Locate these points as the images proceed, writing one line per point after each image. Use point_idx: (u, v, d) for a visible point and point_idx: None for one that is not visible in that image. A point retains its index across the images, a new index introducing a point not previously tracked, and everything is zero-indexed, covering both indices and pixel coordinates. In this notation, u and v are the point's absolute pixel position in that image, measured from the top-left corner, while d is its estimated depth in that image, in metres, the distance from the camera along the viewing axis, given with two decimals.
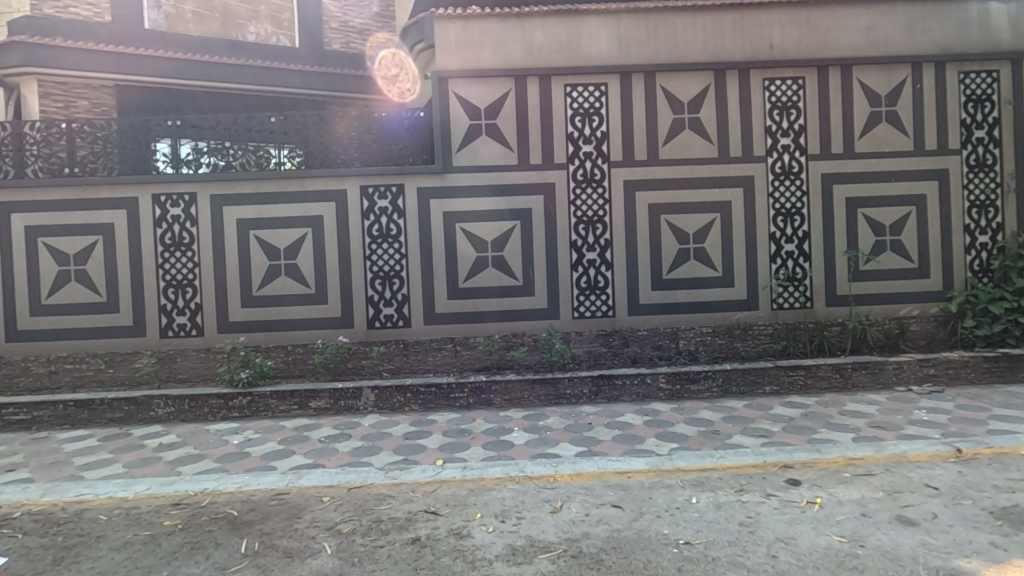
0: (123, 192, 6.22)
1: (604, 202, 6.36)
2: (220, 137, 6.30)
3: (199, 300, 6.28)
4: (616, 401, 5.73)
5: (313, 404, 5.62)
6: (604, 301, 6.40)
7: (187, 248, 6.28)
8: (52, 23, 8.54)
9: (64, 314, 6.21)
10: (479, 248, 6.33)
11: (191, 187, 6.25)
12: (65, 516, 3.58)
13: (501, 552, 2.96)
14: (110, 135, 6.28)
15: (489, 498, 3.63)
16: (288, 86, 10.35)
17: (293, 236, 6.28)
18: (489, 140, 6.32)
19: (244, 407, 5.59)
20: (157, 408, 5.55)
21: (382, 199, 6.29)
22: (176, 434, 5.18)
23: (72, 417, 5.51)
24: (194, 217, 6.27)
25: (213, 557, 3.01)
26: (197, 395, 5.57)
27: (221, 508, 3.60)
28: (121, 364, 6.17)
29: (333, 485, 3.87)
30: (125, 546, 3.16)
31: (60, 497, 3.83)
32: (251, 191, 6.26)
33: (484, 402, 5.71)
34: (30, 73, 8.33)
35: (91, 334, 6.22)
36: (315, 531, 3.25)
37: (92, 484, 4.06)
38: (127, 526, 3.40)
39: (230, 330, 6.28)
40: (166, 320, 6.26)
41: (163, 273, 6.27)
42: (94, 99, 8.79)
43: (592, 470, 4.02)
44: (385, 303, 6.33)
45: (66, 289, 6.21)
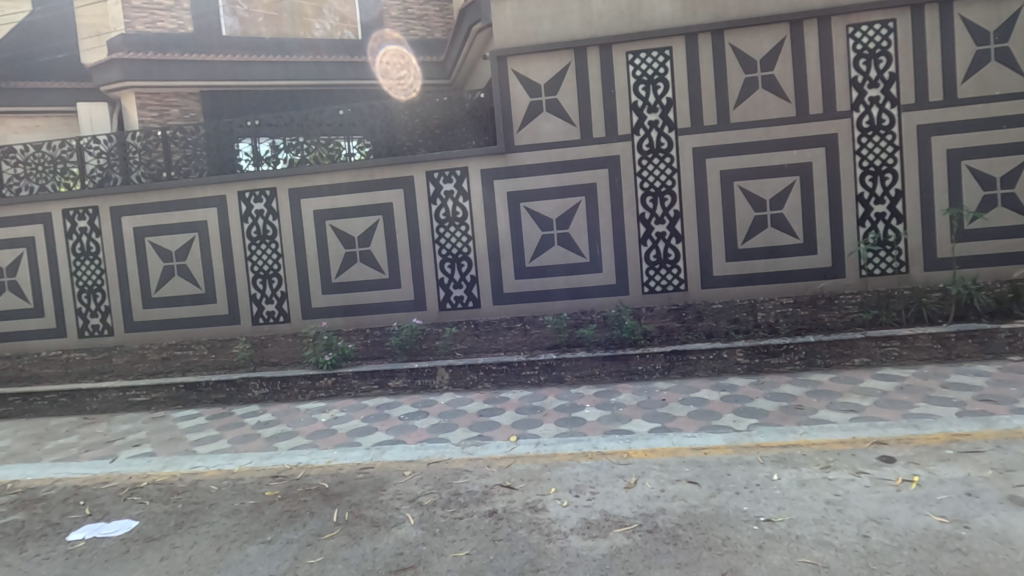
0: (213, 191, 6.72)
1: (672, 171, 6.13)
2: (295, 133, 6.63)
3: (284, 288, 6.72)
4: (691, 376, 5.60)
5: (392, 383, 5.90)
6: (675, 275, 6.22)
7: (271, 240, 6.69)
8: (144, 39, 9.24)
9: (171, 305, 6.86)
10: (544, 226, 6.32)
11: (271, 182, 6.63)
12: (183, 486, 4.00)
13: (576, 525, 3.01)
14: (198, 138, 6.78)
15: (563, 473, 3.69)
16: (352, 78, 10.57)
17: (365, 225, 6.55)
18: (550, 116, 6.24)
19: (330, 387, 5.96)
20: (254, 389, 6.04)
21: (447, 183, 6.40)
22: (271, 413, 5.62)
23: (183, 398, 6.12)
24: (275, 211, 6.67)
25: (309, 524, 3.26)
26: (287, 377, 6.00)
27: (313, 480, 3.88)
28: (221, 350, 6.72)
29: (413, 459, 4.08)
30: (235, 513, 3.49)
31: (177, 469, 4.29)
32: (325, 183, 6.56)
33: (555, 379, 5.76)
34: (129, 86, 9.12)
35: (194, 323, 6.83)
36: (399, 502, 3.44)
37: (203, 458, 4.51)
38: (235, 495, 3.76)
39: (313, 315, 6.68)
40: (257, 308, 6.75)
41: (252, 264, 6.74)
42: (182, 106, 9.47)
43: (667, 446, 3.97)
44: (455, 285, 6.48)
45: (171, 283, 6.84)
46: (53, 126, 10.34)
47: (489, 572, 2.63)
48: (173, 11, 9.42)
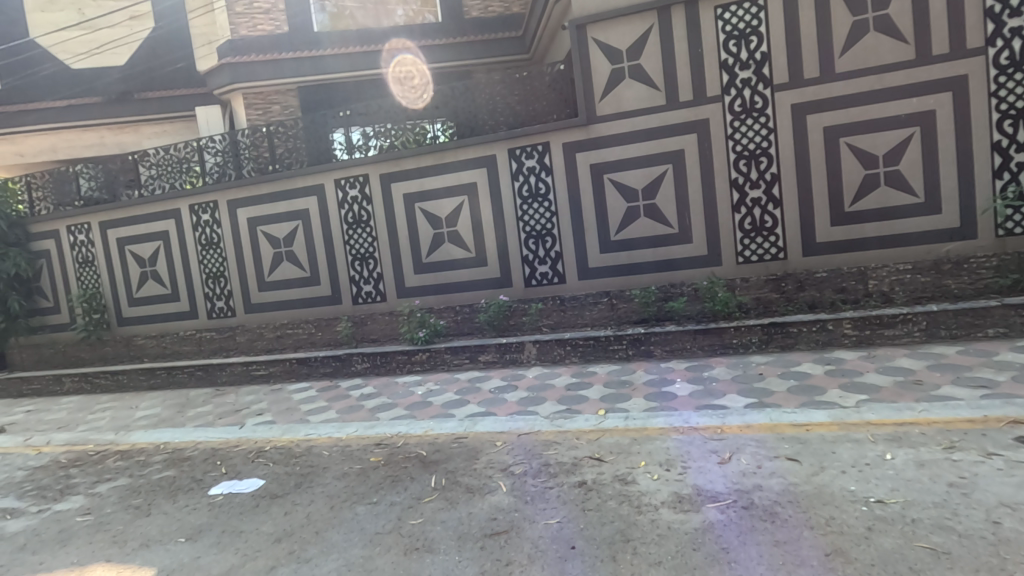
0: (312, 180, 7.20)
1: (768, 132, 5.71)
2: (383, 120, 6.93)
3: (380, 269, 7.10)
4: (791, 350, 5.29)
5: (482, 357, 6.12)
6: (773, 243, 5.84)
7: (366, 224, 7.08)
8: (248, 43, 9.96)
9: (282, 288, 7.50)
10: (629, 197, 6.16)
11: (363, 169, 6.99)
12: (300, 450, 4.43)
13: (667, 499, 2.98)
14: (298, 132, 7.30)
15: (653, 447, 3.65)
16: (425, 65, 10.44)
17: (451, 205, 6.74)
18: (633, 82, 6.02)
19: (425, 361, 6.29)
20: (356, 363, 6.51)
21: (530, 159, 6.40)
22: (372, 386, 6.04)
23: (296, 371, 6.73)
24: (368, 197, 7.03)
25: (410, 488, 3.49)
26: (386, 352, 6.40)
27: (412, 448, 4.14)
28: (325, 328, 7.23)
29: (504, 431, 4.22)
30: (345, 476, 3.82)
31: (295, 436, 4.75)
32: (413, 166, 6.80)
33: (644, 353, 5.67)
34: (237, 89, 9.93)
35: (302, 303, 7.44)
36: (492, 471, 3.59)
37: (316, 426, 4.95)
38: (344, 460, 4.10)
39: (407, 294, 7.02)
40: (356, 289, 7.21)
41: (350, 248, 7.19)
42: (283, 103, 10.12)
43: (764, 422, 3.81)
44: (540, 262, 6.52)
45: (281, 267, 7.47)
46: (177, 130, 11.45)
47: (580, 539, 2.67)
48: (271, 14, 10.04)
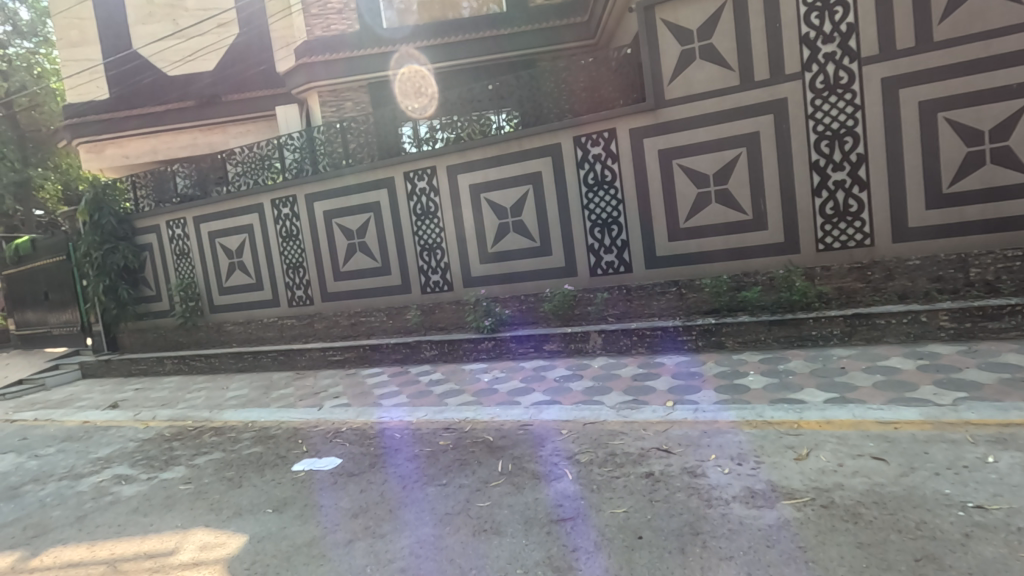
0: (383, 173, 7.45)
1: (854, 109, 5.33)
2: (450, 113, 7.07)
3: (447, 259, 7.26)
4: (877, 343, 4.96)
5: (547, 346, 6.17)
6: (858, 229, 5.47)
7: (434, 216, 7.26)
8: (322, 42, 10.22)
9: (355, 278, 7.85)
10: (700, 183, 5.95)
11: (431, 161, 7.15)
12: (374, 432, 4.65)
13: (739, 493, 2.89)
14: (369, 127, 7.59)
15: (724, 440, 3.54)
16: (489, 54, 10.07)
17: (517, 195, 6.77)
18: (704, 63, 5.78)
19: (490, 350, 6.42)
20: (425, 350, 6.74)
21: (595, 146, 6.32)
22: (441, 372, 6.24)
23: (369, 357, 7.06)
24: (436, 188, 7.19)
25: (478, 472, 3.58)
26: (453, 340, 6.59)
27: (480, 434, 4.24)
28: (396, 316, 7.50)
29: (570, 419, 4.24)
30: (415, 457, 3.97)
31: (369, 418, 4.99)
32: (478, 157, 6.89)
33: (714, 344, 5.51)
34: (313, 88, 10.24)
35: (375, 292, 7.75)
36: (557, 458, 3.62)
37: (388, 409, 5.18)
38: (415, 443, 4.27)
39: (473, 284, 7.15)
40: (425, 279, 7.42)
41: (418, 238, 7.40)
42: (355, 99, 10.31)
43: (846, 418, 3.60)
44: (605, 251, 6.45)
45: (354, 258, 7.81)
46: (260, 129, 11.82)
47: (647, 530, 2.65)
48: (343, 13, 10.28)
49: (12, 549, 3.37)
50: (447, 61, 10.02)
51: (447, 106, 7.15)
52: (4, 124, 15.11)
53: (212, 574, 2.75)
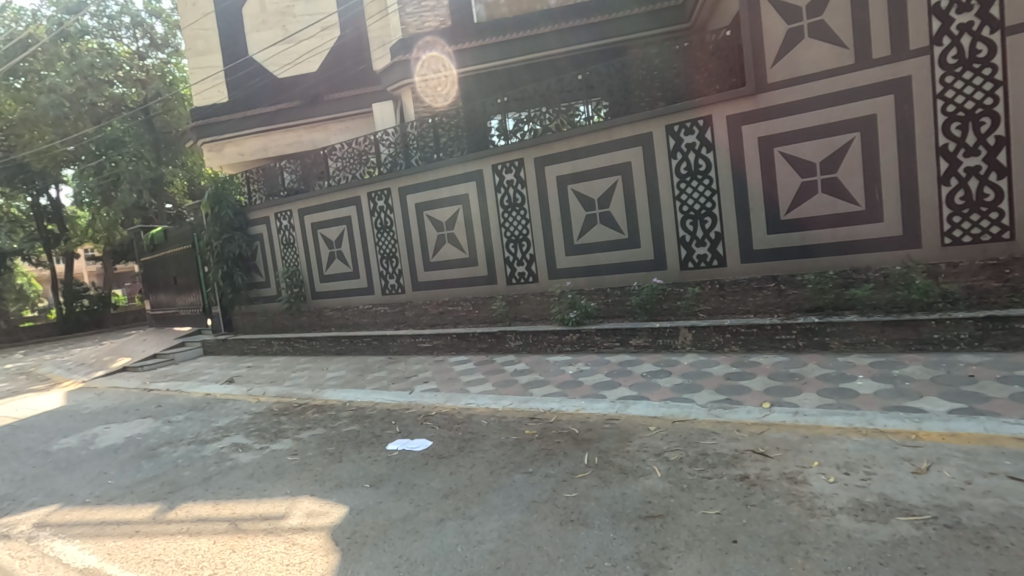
0: (471, 167, 7.61)
1: (994, 86, 4.72)
2: (539, 105, 7.08)
3: (533, 251, 7.30)
4: (1014, 350, 4.43)
5: (634, 340, 6.09)
6: (994, 221, 4.86)
7: (521, 207, 7.31)
8: (417, 39, 10.48)
9: (444, 269, 8.11)
10: (805, 171, 5.55)
11: (519, 153, 7.21)
12: (462, 418, 4.80)
13: (846, 505, 2.70)
14: (459, 121, 7.77)
15: (829, 447, 3.31)
16: (580, 44, 9.53)
17: (605, 186, 6.66)
18: (813, 42, 5.36)
19: (575, 342, 6.45)
20: (511, 340, 6.90)
21: (689, 135, 6.08)
22: (526, 363, 6.33)
23: (457, 345, 7.33)
24: (523, 180, 7.23)
25: (564, 463, 3.60)
26: (538, 331, 6.68)
27: (565, 425, 4.25)
28: (482, 306, 7.68)
29: (658, 416, 4.14)
30: (502, 445, 4.05)
31: (456, 404, 5.16)
32: (566, 148, 6.85)
33: (817, 345, 5.17)
34: (405, 85, 10.53)
35: (462, 283, 7.96)
36: (645, 454, 3.55)
37: (475, 396, 5.32)
38: (501, 430, 4.36)
39: (558, 276, 7.13)
40: (511, 270, 7.51)
41: (505, 230, 7.50)
42: (445, 94, 10.42)
43: (976, 432, 3.23)
44: (697, 243, 6.20)
45: (443, 249, 8.07)
46: (358, 127, 12.45)
47: (742, 534, 2.54)
48: (437, 11, 10.46)
49: (152, 501, 3.84)
50: (535, 53, 9.66)
51: (536, 98, 7.16)
52: (141, 127, 17.02)
53: (317, 540, 2.97)
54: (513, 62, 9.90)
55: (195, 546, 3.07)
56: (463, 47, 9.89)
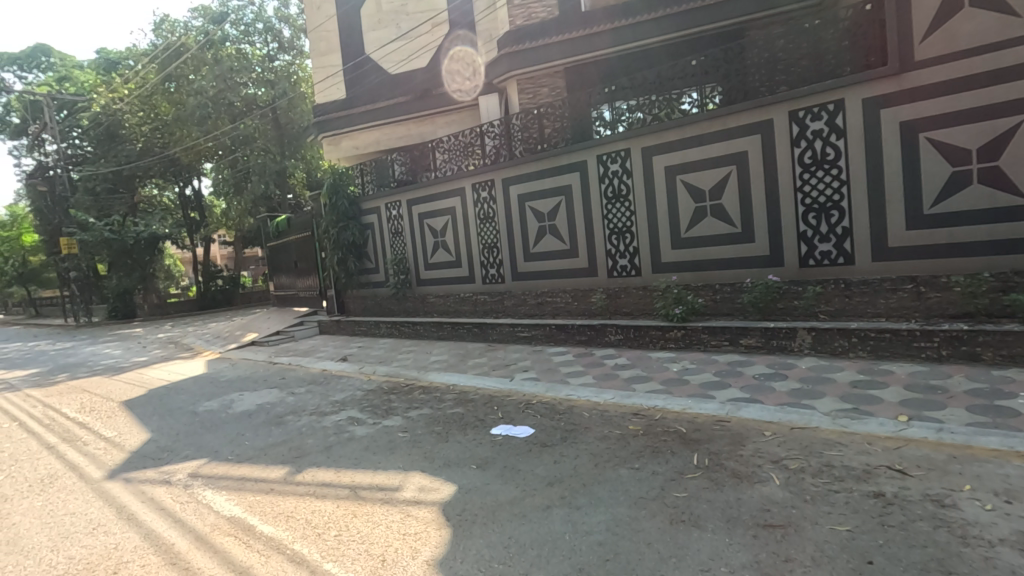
0: (576, 157, 7.56)
1: None
2: (648, 93, 6.88)
3: (636, 244, 7.11)
4: None
5: (745, 340, 5.79)
6: None
7: (625, 199, 7.14)
8: (525, 30, 10.22)
9: (544, 260, 8.14)
10: (957, 160, 4.93)
11: (625, 143, 7.04)
12: (563, 408, 4.82)
13: (1009, 537, 2.38)
14: (565, 112, 7.73)
15: (983, 471, 2.94)
16: (681, 30, 9.04)
17: (718, 177, 6.34)
18: (975, 12, 4.74)
19: (680, 339, 6.26)
20: (611, 334, 6.83)
21: (816, 121, 5.62)
22: (627, 357, 6.24)
23: (555, 336, 7.37)
24: (629, 170, 7.06)
25: (672, 461, 3.50)
26: (640, 325, 6.55)
27: (671, 424, 4.14)
28: (582, 299, 7.64)
29: (774, 421, 3.90)
30: (605, 438, 4.02)
31: (557, 394, 5.20)
32: (676, 137, 6.60)
33: (964, 355, 4.62)
34: (513, 77, 10.37)
35: (562, 274, 7.96)
36: (761, 460, 3.36)
37: (575, 388, 5.31)
38: (604, 424, 4.32)
39: (663, 270, 6.91)
40: (612, 263, 7.39)
41: (608, 222, 7.37)
42: (551, 85, 10.49)
43: None
44: (821, 239, 5.73)
45: (544, 240, 8.10)
46: (464, 119, 12.63)
47: (879, 556, 2.33)
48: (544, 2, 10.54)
49: (283, 464, 4.23)
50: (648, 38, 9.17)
51: (645, 86, 6.96)
52: (269, 125, 18.69)
53: (430, 513, 3.13)
54: (625, 49, 9.50)
55: (321, 508, 3.35)
56: (573, 36, 9.53)
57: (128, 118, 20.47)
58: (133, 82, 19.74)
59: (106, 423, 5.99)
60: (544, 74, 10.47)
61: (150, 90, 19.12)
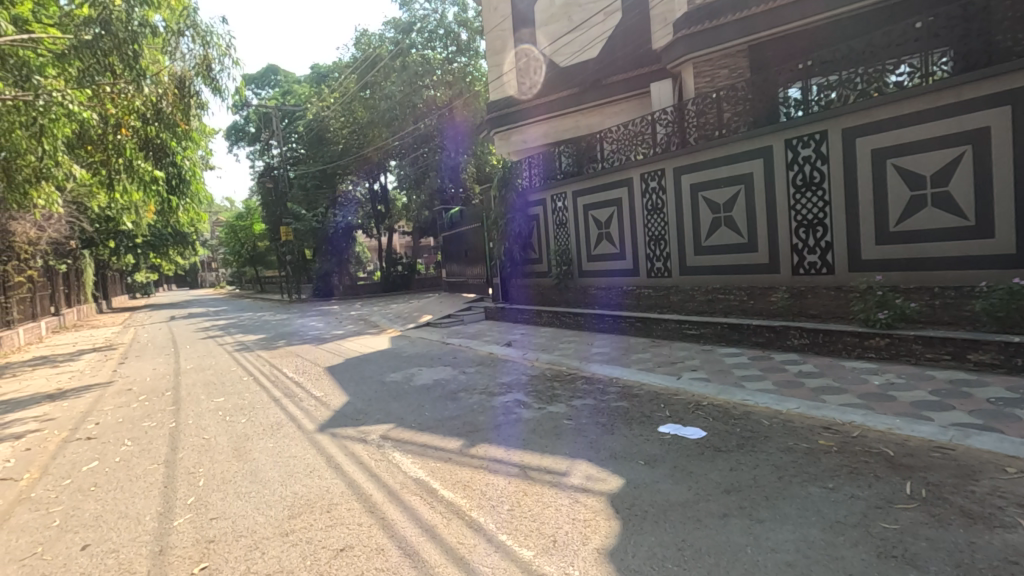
0: (759, 143, 6.92)
1: None
2: (853, 66, 6.06)
3: (830, 238, 6.31)
4: None
5: (973, 356, 4.84)
6: None
7: (818, 187, 6.35)
8: (706, 9, 9.57)
9: (718, 254, 7.64)
10: None
11: (822, 124, 6.25)
12: (738, 413, 4.49)
13: None
14: (748, 93, 7.13)
15: None
16: None
17: (945, 160, 5.35)
18: None
19: (883, 348, 5.44)
20: (794, 338, 6.18)
21: None
22: (814, 364, 5.59)
23: (727, 336, 6.90)
24: (825, 155, 6.26)
25: (877, 487, 3.04)
26: (832, 330, 5.83)
27: (874, 444, 3.61)
28: (759, 297, 7.01)
29: (1020, 457, 3.19)
30: (791, 451, 3.64)
31: (730, 398, 4.86)
32: (890, 115, 5.68)
33: None
34: (690, 60, 9.83)
35: (737, 270, 7.39)
36: (1003, 502, 2.77)
37: (752, 393, 4.91)
38: (788, 435, 3.92)
39: (864, 268, 6.06)
40: (798, 259, 6.67)
41: (795, 213, 6.64)
42: (732, 65, 9.49)
43: None
44: None
45: (718, 232, 7.59)
46: (634, 108, 12.40)
47: None
48: None
49: (457, 436, 4.57)
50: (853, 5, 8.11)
51: (850, 58, 6.13)
52: (446, 125, 20.30)
53: (598, 503, 3.13)
54: (825, 19, 8.42)
55: (494, 482, 3.54)
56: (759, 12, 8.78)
57: (333, 123, 23.64)
58: (338, 92, 22.85)
59: (315, 384, 7.03)
60: (722, 54, 9.51)
61: (350, 97, 21.96)
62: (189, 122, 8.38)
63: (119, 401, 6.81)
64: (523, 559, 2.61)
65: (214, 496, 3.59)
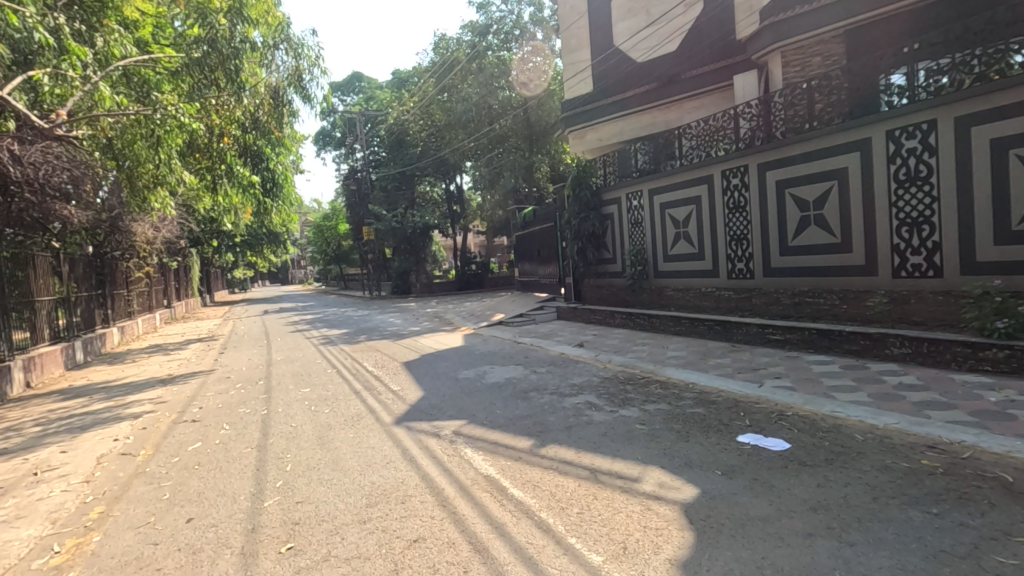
0: (855, 134, 6.41)
1: None
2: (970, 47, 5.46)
3: (938, 238, 5.75)
4: None
5: None
6: None
7: (925, 181, 5.80)
8: None
9: (806, 254, 7.16)
10: None
11: (931, 113, 5.69)
12: (826, 426, 4.19)
13: None
14: (843, 82, 6.62)
15: None
16: None
17: None
18: None
19: (1001, 361, 4.89)
20: (893, 346, 5.70)
21: None
22: (916, 376, 5.11)
23: (815, 342, 6.47)
24: (933, 147, 5.70)
25: (991, 517, 2.73)
26: (938, 339, 5.31)
27: (989, 468, 3.25)
28: (853, 301, 6.51)
29: None
30: (888, 470, 3.35)
31: (818, 409, 4.55)
32: (1015, 100, 5.08)
33: None
34: (777, 49, 9.28)
35: (828, 271, 6.89)
36: None
37: (844, 405, 4.56)
38: (885, 452, 3.61)
39: (979, 272, 5.46)
40: (899, 260, 6.12)
41: (897, 211, 6.10)
42: (826, 52, 8.90)
43: None
44: None
45: (807, 232, 7.12)
46: (715, 101, 11.89)
47: None
48: None
49: (528, 436, 4.58)
50: None
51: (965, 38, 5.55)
52: (520, 125, 20.43)
53: (671, 512, 3.03)
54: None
55: (564, 484, 3.53)
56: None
57: (412, 126, 24.42)
58: (416, 97, 23.64)
59: (392, 379, 7.31)
60: (814, 42, 8.97)
61: (428, 100, 22.66)
62: (282, 130, 9.06)
63: (220, 388, 7.42)
64: (592, 564, 2.58)
65: (299, 481, 3.83)
